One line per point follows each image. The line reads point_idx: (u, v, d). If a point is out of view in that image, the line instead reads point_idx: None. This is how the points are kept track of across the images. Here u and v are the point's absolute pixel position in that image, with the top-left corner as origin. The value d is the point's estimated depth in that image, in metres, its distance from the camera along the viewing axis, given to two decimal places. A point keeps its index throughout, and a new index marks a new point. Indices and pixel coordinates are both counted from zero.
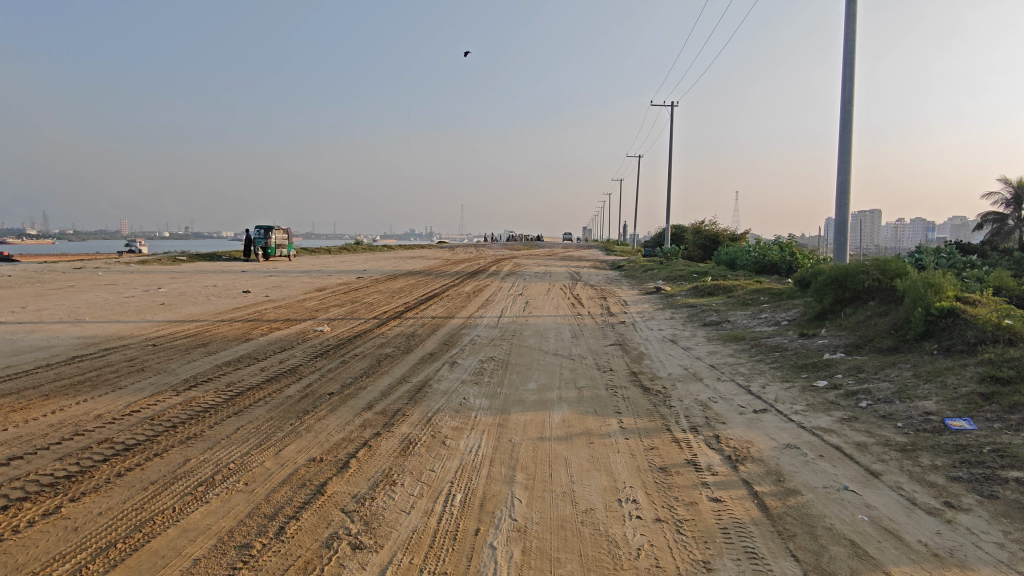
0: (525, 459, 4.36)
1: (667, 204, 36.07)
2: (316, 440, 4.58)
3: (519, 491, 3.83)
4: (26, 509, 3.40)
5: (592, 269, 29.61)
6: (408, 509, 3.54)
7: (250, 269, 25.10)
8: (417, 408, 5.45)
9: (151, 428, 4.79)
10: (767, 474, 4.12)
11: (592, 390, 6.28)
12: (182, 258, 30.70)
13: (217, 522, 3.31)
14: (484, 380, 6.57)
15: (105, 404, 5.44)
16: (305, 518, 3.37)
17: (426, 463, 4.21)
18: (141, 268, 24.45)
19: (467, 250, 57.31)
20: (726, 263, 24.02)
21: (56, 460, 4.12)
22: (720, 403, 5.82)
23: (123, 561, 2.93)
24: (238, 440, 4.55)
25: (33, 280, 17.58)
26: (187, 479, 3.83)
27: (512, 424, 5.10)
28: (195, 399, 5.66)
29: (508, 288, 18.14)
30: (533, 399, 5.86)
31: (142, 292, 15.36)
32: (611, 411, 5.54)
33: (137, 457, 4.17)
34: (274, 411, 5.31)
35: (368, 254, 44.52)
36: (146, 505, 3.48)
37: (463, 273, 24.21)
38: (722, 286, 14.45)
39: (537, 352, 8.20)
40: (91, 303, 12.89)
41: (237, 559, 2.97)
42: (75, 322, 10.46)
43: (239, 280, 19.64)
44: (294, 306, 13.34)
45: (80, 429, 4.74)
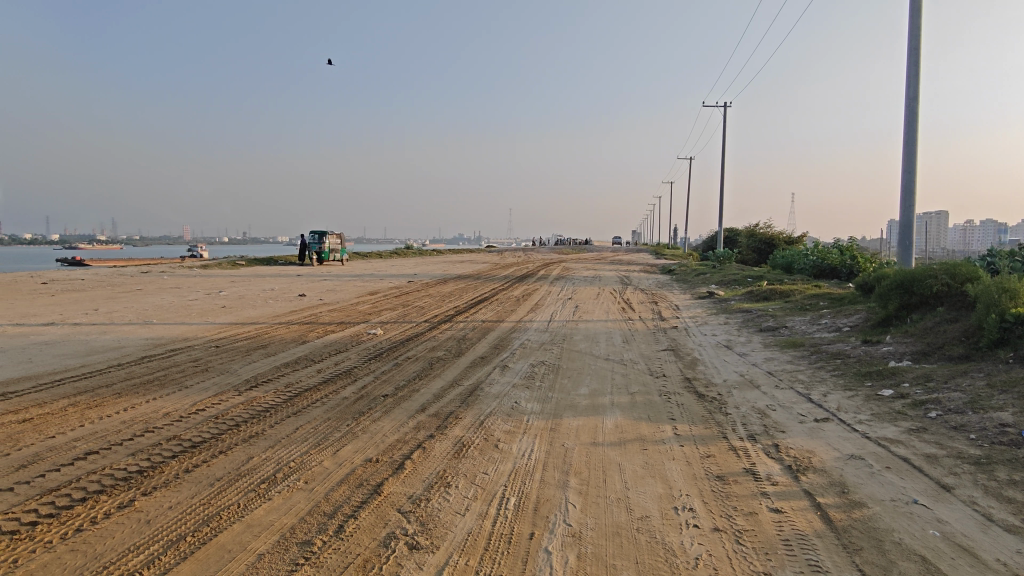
0: (578, 464, 4.34)
1: (721, 207, 35.44)
2: (372, 441, 4.67)
3: (574, 496, 3.82)
4: (103, 502, 3.58)
5: (643, 273, 29.30)
6: (463, 511, 3.57)
7: (307, 273, 25.85)
8: (470, 411, 5.50)
9: (216, 427, 4.97)
10: (830, 485, 3.99)
11: (645, 395, 6.21)
12: (241, 262, 31.74)
13: (280, 518, 3.42)
14: (535, 384, 6.58)
15: (172, 403, 5.68)
16: (363, 517, 3.44)
17: (480, 466, 4.24)
18: (203, 272, 25.44)
19: (516, 253, 57.59)
20: (783, 267, 23.40)
21: (129, 455, 4.33)
22: (779, 412, 5.66)
23: (192, 554, 3.05)
24: (298, 440, 4.68)
25: (106, 284, 18.56)
26: (251, 476, 3.96)
27: (564, 429, 5.09)
28: (256, 398, 5.85)
29: (558, 291, 18.14)
30: (585, 404, 5.83)
31: (206, 295, 16.05)
32: (665, 417, 5.46)
33: (202, 454, 4.34)
34: (331, 412, 5.44)
35: (418, 258, 45.26)
36: (212, 501, 3.62)
37: (512, 278, 24.29)
38: (779, 291, 14.07)
39: (588, 357, 8.15)
40: (158, 306, 13.49)
41: (299, 555, 3.06)
42: (143, 324, 10.96)
43: (296, 284, 20.23)
44: (349, 308, 13.67)
45: (150, 427, 4.96)
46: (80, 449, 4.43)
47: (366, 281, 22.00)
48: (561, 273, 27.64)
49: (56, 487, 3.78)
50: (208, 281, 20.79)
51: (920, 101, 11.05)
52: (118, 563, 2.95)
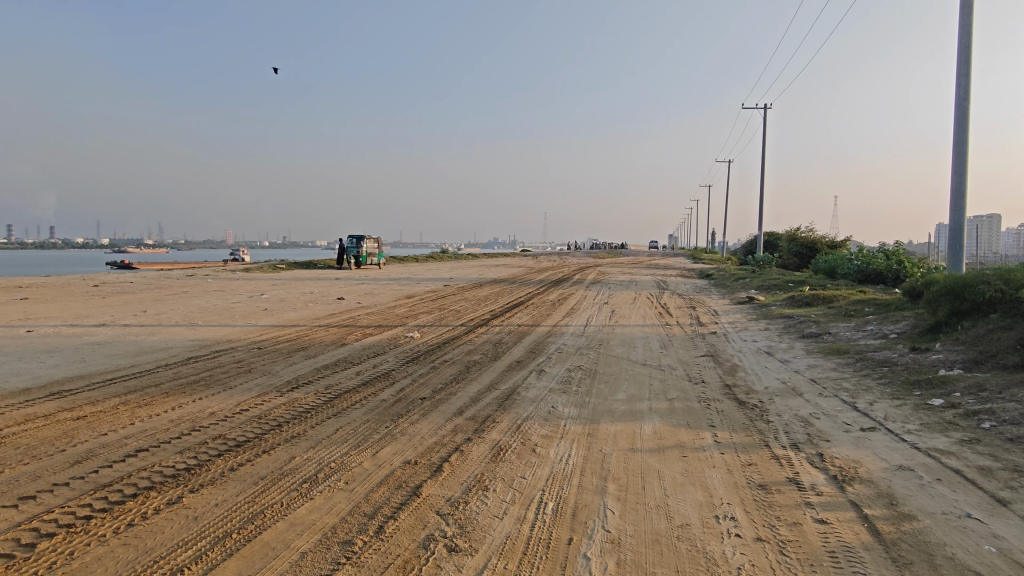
0: (617, 470, 4.31)
1: (760, 211, 34.87)
2: (410, 443, 4.72)
3: (612, 502, 3.79)
4: (153, 497, 3.70)
5: (680, 278, 28.99)
6: (501, 514, 3.58)
7: (345, 277, 26.27)
8: (507, 415, 5.51)
9: (259, 427, 5.08)
10: (877, 496, 3.88)
11: (684, 402, 6.13)
12: (281, 265, 32.43)
13: (322, 518, 3.48)
14: (572, 389, 6.55)
15: (218, 403, 5.84)
16: (403, 519, 3.48)
17: (518, 471, 4.24)
18: (246, 275, 26.09)
19: (550, 258, 57.60)
20: (825, 272, 22.88)
21: (177, 453, 4.46)
22: (823, 420, 5.52)
23: (238, 551, 3.13)
24: (338, 441, 4.76)
25: (153, 286, 19.20)
26: (293, 476, 4.04)
27: (602, 434, 5.06)
28: (297, 400, 5.97)
29: (594, 296, 18.05)
30: (623, 410, 5.79)
31: (248, 298, 16.43)
32: (705, 424, 5.38)
33: (247, 453, 4.45)
34: (370, 414, 5.51)
35: (453, 262, 45.54)
36: (257, 499, 3.70)
37: (548, 282, 24.29)
38: (822, 296, 13.73)
39: (625, 362, 8.09)
40: (203, 308, 13.89)
41: (341, 554, 3.10)
42: (188, 325, 11.30)
43: (334, 287, 20.60)
44: (386, 312, 13.83)
45: (196, 426, 5.10)
46: (131, 447, 4.58)
47: (402, 285, 22.25)
48: (597, 277, 27.52)
49: (108, 483, 3.91)
50: (250, 284, 21.32)
51: (971, 101, 10.69)
52: (167, 558, 3.04)
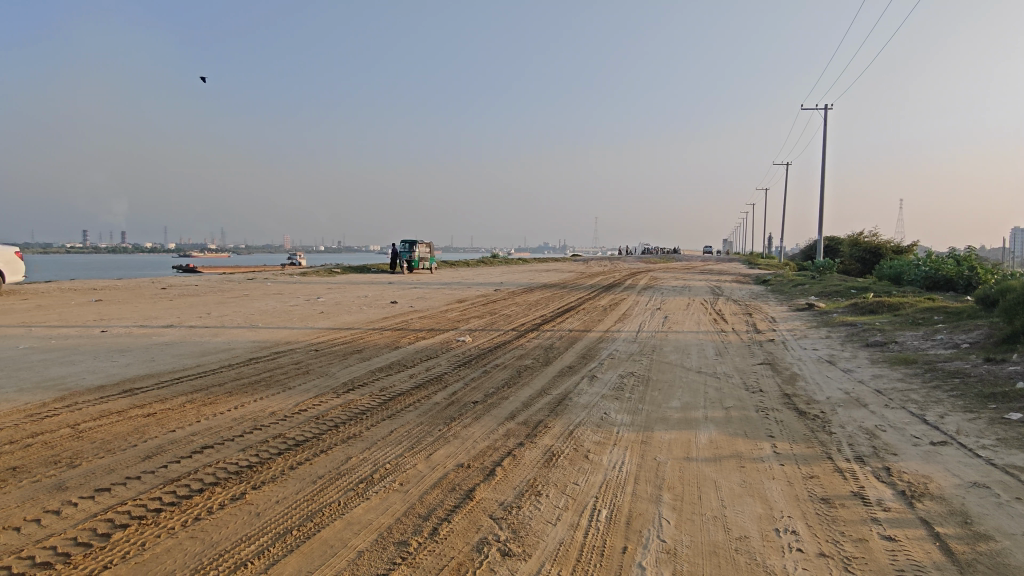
0: (672, 479, 4.23)
1: (821, 215, 33.84)
2: (463, 446, 4.76)
3: (667, 511, 3.73)
4: (218, 493, 3.84)
5: (735, 283, 28.37)
6: (554, 520, 3.57)
7: (399, 281, 26.75)
8: (559, 421, 5.50)
9: (317, 427, 5.22)
10: (950, 514, 3.69)
11: (741, 411, 5.98)
12: (337, 270, 33.18)
13: (378, 518, 3.54)
14: (624, 395, 6.48)
15: (278, 403, 6.02)
16: (456, 521, 3.51)
17: (570, 477, 4.22)
18: (303, 279, 26.89)
19: (601, 262, 57.26)
20: (890, 278, 22.01)
21: (240, 450, 4.62)
22: (890, 433, 5.30)
23: (299, 547, 3.22)
24: (393, 442, 4.85)
25: (216, 289, 20.02)
26: (349, 476, 4.13)
27: (656, 442, 4.99)
28: (353, 401, 6.10)
29: (646, 301, 17.83)
30: (677, 418, 5.68)
31: (305, 301, 16.93)
32: (763, 434, 5.24)
33: (305, 453, 4.57)
34: (424, 416, 5.58)
35: (504, 267, 45.83)
36: (315, 498, 3.80)
37: (599, 287, 24.15)
38: (887, 304, 13.19)
39: (679, 369, 7.95)
40: (262, 311, 14.38)
41: (397, 555, 3.15)
42: (249, 327, 11.70)
43: (387, 291, 21.04)
44: (438, 316, 14.00)
45: (257, 425, 5.27)
46: (197, 443, 4.77)
47: (453, 289, 22.51)
48: (649, 282, 27.20)
49: (176, 478, 4.08)
50: (307, 287, 21.99)
51: None
52: (231, 552, 3.15)
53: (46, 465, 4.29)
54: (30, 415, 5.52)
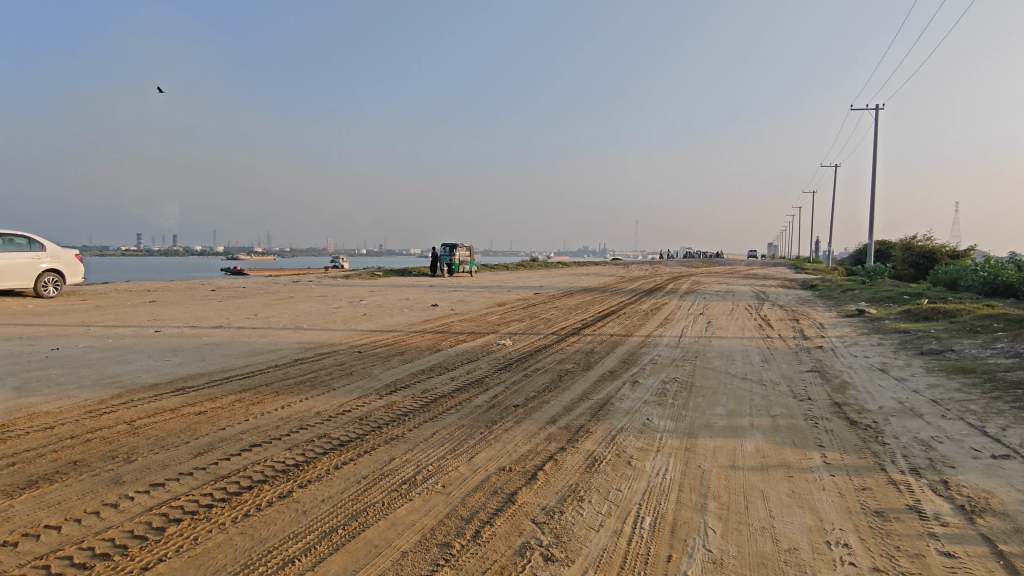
0: (717, 487, 4.16)
1: (871, 219, 32.85)
2: (505, 450, 4.77)
3: (713, 520, 3.66)
4: (266, 490, 3.94)
5: (780, 288, 27.77)
6: (597, 526, 3.54)
7: (439, 285, 26.95)
8: (601, 425, 5.46)
9: (361, 427, 5.30)
10: (1015, 532, 3.52)
11: (788, 419, 5.83)
12: (379, 273, 33.75)
13: (420, 519, 3.58)
14: (667, 401, 6.39)
15: (323, 403, 6.15)
16: (499, 525, 3.51)
17: (613, 483, 4.17)
18: (345, 281, 27.47)
19: (642, 267, 56.74)
20: (946, 284, 21.22)
21: (287, 449, 4.73)
22: (947, 445, 5.10)
23: (345, 546, 3.27)
24: (435, 444, 4.89)
25: (263, 291, 20.59)
26: (393, 477, 4.18)
27: (700, 449, 4.91)
28: (396, 402, 6.17)
29: (689, 306, 17.57)
30: (722, 426, 5.58)
31: (348, 303, 17.21)
32: (812, 444, 5.10)
33: (350, 453, 4.64)
34: (465, 419, 5.62)
35: (544, 270, 45.81)
36: (360, 497, 3.86)
37: (640, 291, 23.94)
38: (943, 310, 12.70)
39: (723, 376, 7.79)
40: (307, 313, 14.70)
41: (440, 556, 3.18)
42: (295, 328, 11.98)
43: (428, 294, 21.31)
44: (478, 319, 14.07)
45: (303, 424, 5.39)
46: (245, 441, 4.90)
47: (494, 292, 22.65)
48: (691, 287, 26.83)
49: (226, 474, 4.20)
50: (350, 290, 22.49)
51: None
52: (279, 549, 3.22)
53: (105, 460, 4.46)
54: (90, 411, 5.75)
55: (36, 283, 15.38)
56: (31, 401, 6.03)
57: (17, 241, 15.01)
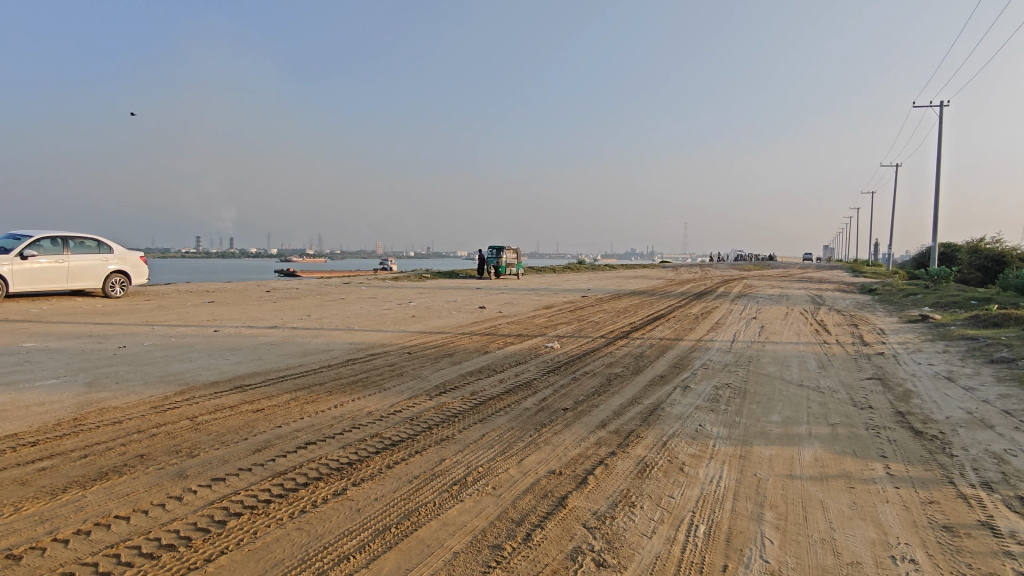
0: (774, 496, 4.05)
1: (935, 220, 31.51)
2: (554, 453, 4.76)
3: (770, 531, 3.57)
4: (321, 487, 4.03)
5: (836, 292, 26.92)
6: (649, 533, 3.49)
7: (486, 287, 27.10)
8: (651, 431, 5.39)
9: (412, 428, 5.38)
10: None
11: (848, 428, 5.63)
12: (427, 275, 34.20)
13: (471, 520, 3.60)
14: (720, 407, 6.25)
15: (374, 403, 6.26)
16: (549, 528, 3.51)
17: (665, 489, 4.11)
18: (394, 283, 27.94)
19: (692, 270, 55.79)
20: (1017, 288, 20.17)
21: (340, 447, 4.83)
22: (1022, 458, 4.83)
23: (397, 544, 3.32)
24: (485, 445, 4.92)
25: (315, 293, 21.13)
26: (444, 477, 4.22)
27: (755, 457, 4.80)
28: (445, 404, 6.23)
29: (741, 310, 17.20)
30: (778, 433, 5.44)
31: (397, 305, 17.46)
32: (874, 454, 4.92)
33: (401, 453, 4.71)
34: (514, 421, 5.62)
35: (591, 273, 45.58)
36: (412, 497, 3.91)
37: (690, 294, 23.57)
38: (1015, 316, 12.05)
39: (779, 382, 7.58)
40: (358, 314, 14.98)
41: (491, 558, 3.19)
42: (346, 329, 12.25)
43: (476, 296, 21.46)
44: (526, 322, 14.08)
45: (357, 423, 5.50)
46: (301, 439, 5.02)
47: (541, 295, 22.67)
48: (743, 290, 26.29)
49: (283, 471, 4.32)
50: (399, 292, 22.88)
51: None
52: (334, 545, 3.29)
53: (169, 454, 4.64)
54: (155, 407, 5.99)
55: (105, 284, 16.14)
56: (100, 397, 6.33)
57: (87, 243, 15.80)
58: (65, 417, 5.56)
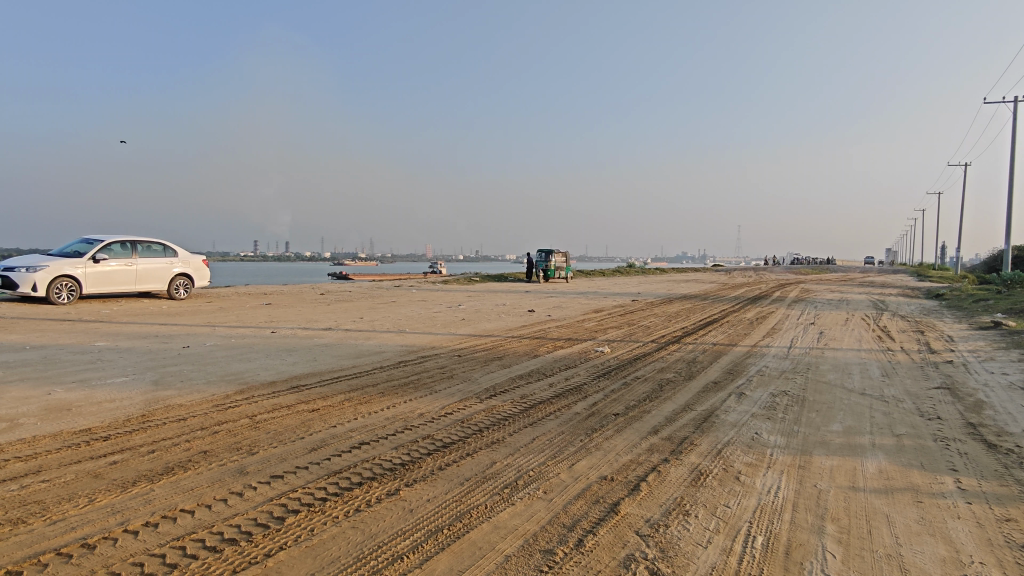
0: (836, 509, 3.91)
1: (1008, 223, 29.98)
2: (606, 459, 4.71)
3: (832, 544, 3.45)
4: (375, 487, 4.10)
5: (900, 297, 25.86)
6: (704, 542, 3.42)
7: (536, 291, 27.13)
8: (706, 438, 5.28)
9: (463, 430, 5.42)
10: None
11: (915, 440, 5.40)
12: (476, 278, 34.35)
13: (523, 524, 3.60)
14: (777, 416, 6.07)
15: (425, 405, 6.33)
16: (602, 535, 3.48)
17: (720, 498, 4.03)
18: (444, 286, 28.31)
19: (745, 274, 54.48)
20: None
21: (393, 448, 4.91)
22: None
23: (450, 545, 3.35)
24: (536, 449, 4.92)
25: (368, 295, 21.58)
26: (495, 480, 4.23)
27: (816, 467, 4.64)
28: (495, 407, 6.25)
29: (798, 315, 16.66)
30: (839, 443, 5.26)
31: (447, 308, 17.66)
32: (944, 468, 4.69)
33: (452, 455, 4.75)
34: (565, 426, 5.60)
35: (640, 277, 45.11)
36: (463, 499, 3.93)
37: (744, 299, 23.03)
38: None
39: (839, 390, 7.32)
40: (410, 317, 15.21)
41: (543, 562, 3.18)
42: (398, 332, 12.44)
43: (525, 299, 21.52)
44: (576, 325, 14.03)
45: (409, 425, 5.58)
46: (355, 439, 5.13)
47: (590, 299, 22.57)
48: (801, 295, 25.53)
49: (338, 470, 4.41)
50: (449, 295, 23.13)
51: None
52: (388, 544, 3.34)
53: (230, 451, 4.80)
54: (216, 405, 6.22)
55: (170, 286, 16.86)
56: (166, 394, 6.61)
57: (153, 248, 16.52)
58: (134, 413, 5.83)
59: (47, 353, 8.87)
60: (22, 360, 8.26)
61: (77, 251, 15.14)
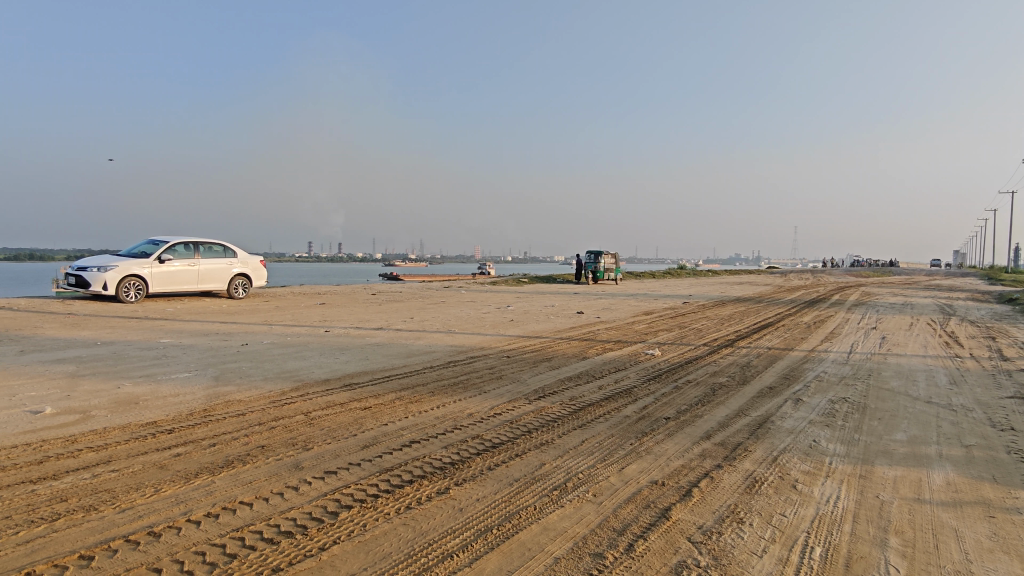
0: (900, 521, 3.75)
1: None
2: (657, 463, 4.65)
3: (896, 557, 3.31)
4: (425, 485, 4.15)
5: (968, 300, 24.74)
6: (760, 551, 3.33)
7: (585, 292, 27.05)
8: (760, 444, 5.15)
9: (512, 431, 5.44)
10: None
11: (987, 451, 5.13)
12: (525, 279, 34.51)
13: (572, 526, 3.58)
14: (837, 423, 5.87)
15: (475, 405, 6.37)
16: (653, 540, 3.43)
17: (776, 507, 3.91)
18: (493, 287, 28.55)
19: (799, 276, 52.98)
20: None
21: (443, 447, 4.96)
22: None
23: (499, 546, 3.36)
24: (585, 452, 4.88)
25: (418, 296, 21.92)
26: (544, 482, 4.23)
27: (878, 478, 4.46)
28: (544, 408, 6.25)
29: (858, 320, 16.05)
30: (904, 453, 5.04)
31: (496, 309, 17.77)
32: (1018, 481, 4.44)
33: (502, 455, 4.77)
34: (614, 428, 5.55)
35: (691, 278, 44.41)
36: (513, 500, 3.94)
37: (800, 302, 22.41)
38: None
39: (903, 398, 7.01)
40: (459, 317, 15.36)
41: (592, 566, 3.16)
42: (448, 332, 12.59)
43: (574, 301, 21.48)
44: (626, 327, 13.91)
45: (458, 424, 5.62)
46: (406, 437, 5.20)
47: (639, 300, 22.36)
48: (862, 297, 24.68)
49: (389, 467, 4.48)
50: (499, 296, 23.31)
51: None
52: (439, 542, 3.38)
53: (286, 446, 4.95)
54: (273, 401, 6.42)
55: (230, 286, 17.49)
56: (227, 390, 6.86)
57: (215, 249, 17.17)
58: (197, 408, 6.07)
59: (116, 348, 9.32)
60: (94, 355, 8.70)
61: (144, 252, 15.86)
